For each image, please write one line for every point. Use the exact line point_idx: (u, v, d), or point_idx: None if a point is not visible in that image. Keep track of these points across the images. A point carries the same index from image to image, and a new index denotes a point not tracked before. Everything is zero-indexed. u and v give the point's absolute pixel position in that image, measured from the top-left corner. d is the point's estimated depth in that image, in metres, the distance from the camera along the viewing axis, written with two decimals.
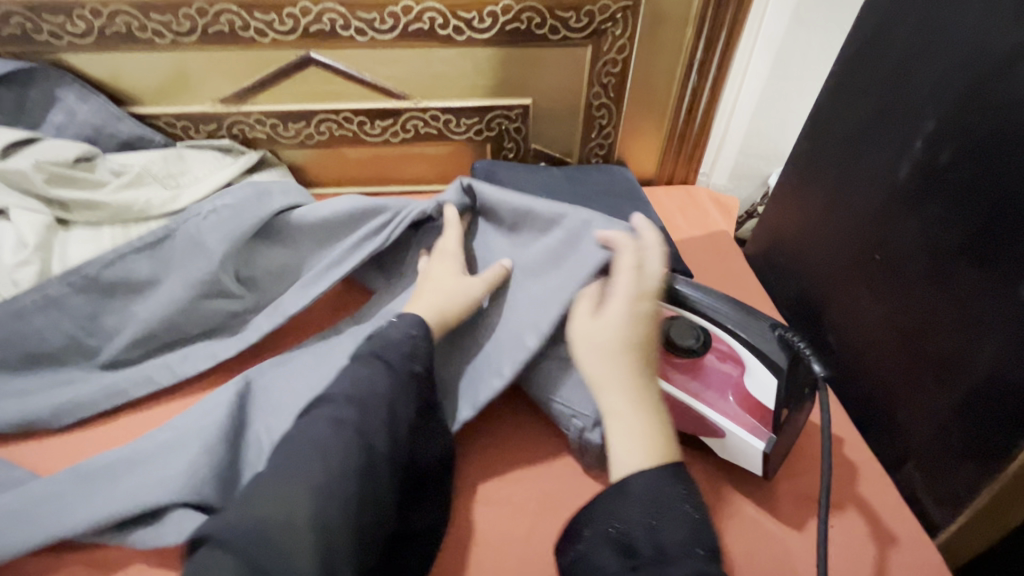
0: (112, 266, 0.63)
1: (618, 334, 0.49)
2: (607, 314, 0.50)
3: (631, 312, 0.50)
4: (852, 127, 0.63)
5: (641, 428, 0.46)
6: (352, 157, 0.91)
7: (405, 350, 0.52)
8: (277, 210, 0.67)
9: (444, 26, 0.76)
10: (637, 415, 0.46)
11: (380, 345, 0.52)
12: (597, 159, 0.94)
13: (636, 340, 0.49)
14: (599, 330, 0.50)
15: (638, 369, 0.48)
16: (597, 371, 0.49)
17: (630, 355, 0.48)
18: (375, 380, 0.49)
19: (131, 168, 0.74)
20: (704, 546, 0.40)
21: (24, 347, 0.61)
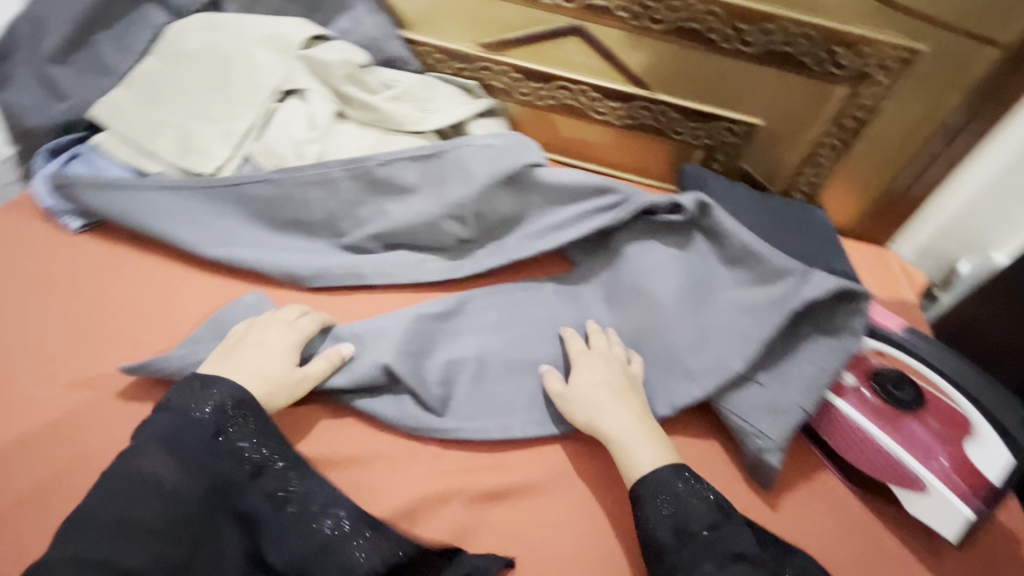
0: (385, 165, 0.70)
1: (593, 378, 0.60)
2: (579, 373, 0.60)
3: (603, 366, 0.61)
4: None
5: (635, 435, 0.56)
6: (569, 128, 0.96)
7: (211, 431, 0.49)
8: (528, 164, 0.71)
9: (715, 31, 0.78)
10: (631, 429, 0.56)
11: (166, 414, 0.49)
12: (798, 194, 0.93)
13: (616, 383, 0.59)
14: (584, 381, 0.60)
15: (622, 402, 0.58)
16: (593, 408, 0.58)
17: (608, 389, 0.59)
18: (161, 428, 0.48)
19: (398, 84, 0.83)
20: (705, 526, 0.50)
21: (291, 211, 0.71)
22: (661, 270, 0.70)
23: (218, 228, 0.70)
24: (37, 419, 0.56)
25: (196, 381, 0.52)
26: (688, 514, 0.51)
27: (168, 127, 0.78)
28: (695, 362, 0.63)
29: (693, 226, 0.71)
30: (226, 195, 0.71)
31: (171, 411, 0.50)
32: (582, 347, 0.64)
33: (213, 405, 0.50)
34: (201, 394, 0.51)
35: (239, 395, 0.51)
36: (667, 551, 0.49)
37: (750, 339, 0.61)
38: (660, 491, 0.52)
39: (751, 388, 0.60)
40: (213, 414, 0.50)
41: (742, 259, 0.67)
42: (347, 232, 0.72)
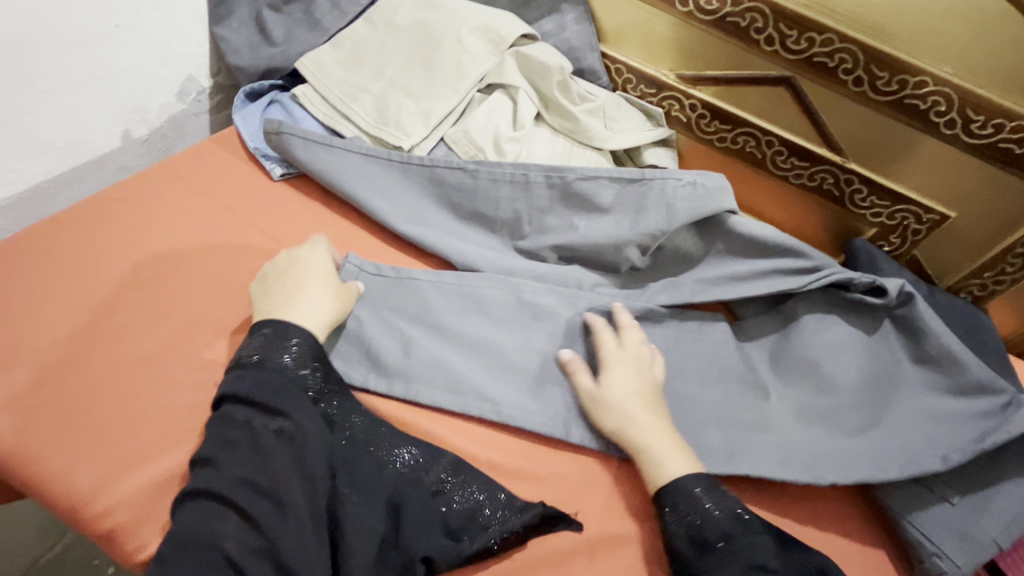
0: (585, 180, 0.69)
1: (626, 384, 0.58)
2: (615, 375, 0.59)
3: (630, 366, 0.60)
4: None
5: (665, 440, 0.55)
6: (739, 173, 0.93)
7: (278, 372, 0.52)
8: (726, 209, 0.69)
9: (941, 114, 0.74)
10: (652, 427, 0.56)
11: (262, 370, 0.52)
12: (967, 296, 0.88)
13: (642, 390, 0.58)
14: (613, 383, 0.58)
15: (658, 414, 0.57)
16: (623, 415, 0.56)
17: (640, 399, 0.57)
18: (237, 384, 0.51)
19: (595, 98, 0.82)
20: (718, 539, 0.50)
21: (477, 204, 0.71)
22: (843, 350, 0.66)
23: (406, 203, 0.71)
24: (213, 359, 0.56)
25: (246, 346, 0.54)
26: (708, 524, 0.51)
27: (366, 93, 0.80)
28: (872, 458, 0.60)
29: (888, 309, 0.66)
30: (419, 174, 0.72)
31: (253, 366, 0.52)
32: (609, 347, 0.61)
33: (296, 356, 0.53)
34: (289, 350, 0.53)
35: (304, 339, 0.54)
36: (687, 558, 0.50)
37: (943, 451, 0.58)
38: (679, 496, 0.52)
39: (941, 507, 0.57)
40: (294, 361, 0.53)
41: (940, 362, 0.62)
42: (529, 236, 0.71)
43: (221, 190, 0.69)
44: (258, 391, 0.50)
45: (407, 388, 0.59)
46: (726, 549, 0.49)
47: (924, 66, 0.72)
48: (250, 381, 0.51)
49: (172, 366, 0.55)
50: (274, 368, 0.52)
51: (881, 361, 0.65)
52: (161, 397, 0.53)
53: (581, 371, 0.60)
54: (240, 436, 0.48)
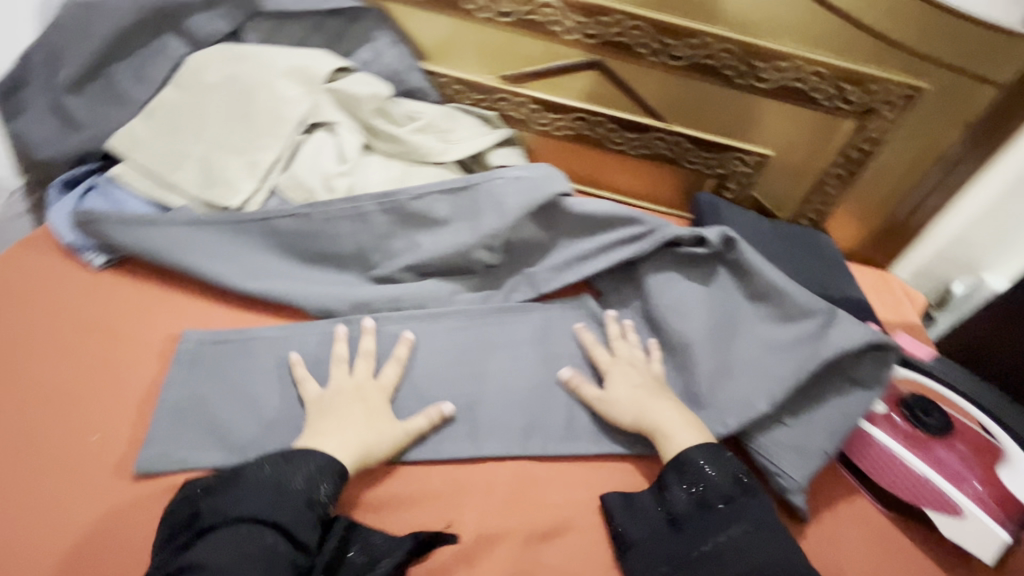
0: (418, 199, 0.71)
1: (628, 383, 0.64)
2: (615, 381, 0.65)
3: (627, 362, 0.67)
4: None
5: (686, 423, 0.61)
6: (585, 155, 0.97)
7: (306, 501, 0.50)
8: (557, 194, 0.73)
9: (731, 67, 0.81)
10: (678, 418, 0.61)
11: (283, 488, 0.49)
12: (805, 221, 0.97)
13: (644, 382, 0.64)
14: (614, 391, 0.64)
15: (652, 384, 0.64)
16: (625, 412, 0.62)
17: (646, 389, 0.64)
18: (261, 502, 0.48)
19: (421, 116, 0.83)
20: (719, 501, 0.54)
21: (320, 245, 0.71)
22: (686, 302, 0.71)
23: (246, 261, 0.70)
24: (60, 500, 0.51)
25: (263, 465, 0.51)
26: (711, 487, 0.55)
27: (187, 159, 0.77)
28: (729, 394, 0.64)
29: (717, 254, 0.71)
30: (253, 229, 0.71)
31: (280, 491, 0.49)
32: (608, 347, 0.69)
33: (323, 485, 0.51)
34: (308, 477, 0.50)
35: (334, 472, 0.52)
36: (687, 520, 0.54)
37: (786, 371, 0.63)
38: (691, 463, 0.56)
39: (779, 430, 0.62)
40: (311, 489, 0.50)
41: (768, 295, 0.68)
42: (380, 263, 0.72)
43: (62, 308, 0.64)
44: (284, 513, 0.48)
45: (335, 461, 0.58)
46: (725, 510, 0.54)
47: (704, 28, 0.78)
48: (284, 509, 0.48)
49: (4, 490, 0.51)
50: (295, 495, 0.49)
51: (720, 304, 0.70)
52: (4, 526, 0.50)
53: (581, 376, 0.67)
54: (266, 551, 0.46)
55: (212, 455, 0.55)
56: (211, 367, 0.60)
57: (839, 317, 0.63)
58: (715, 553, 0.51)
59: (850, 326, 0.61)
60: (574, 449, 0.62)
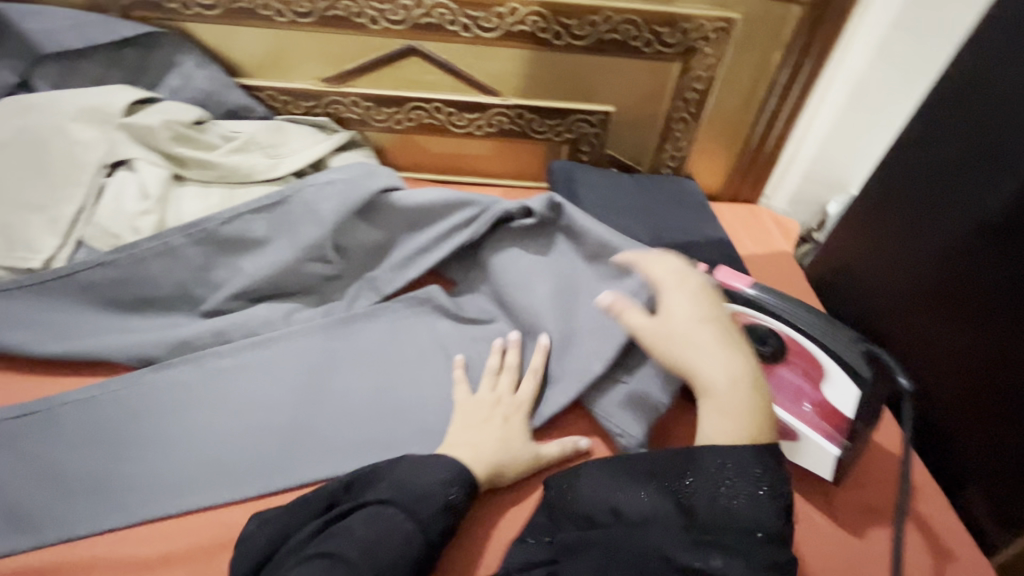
0: (228, 223, 0.67)
1: (689, 314, 0.56)
2: (676, 303, 0.57)
3: (704, 304, 0.57)
4: (914, 172, 0.67)
5: (741, 402, 0.52)
6: (436, 145, 0.95)
7: (441, 505, 0.51)
8: (379, 190, 0.70)
9: (544, 29, 0.79)
10: (732, 391, 0.53)
11: (412, 484, 0.52)
12: (666, 170, 0.97)
13: (705, 316, 0.56)
14: (675, 313, 0.57)
15: (718, 334, 0.55)
16: (677, 348, 0.55)
17: (715, 334, 0.55)
18: (392, 490, 0.52)
19: (239, 135, 0.79)
20: (760, 529, 0.47)
21: (136, 291, 0.67)
22: (528, 275, 0.69)
23: (53, 323, 0.65)
24: None
25: (421, 465, 0.54)
26: (753, 513, 0.48)
27: None
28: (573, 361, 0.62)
29: (551, 221, 0.70)
30: (59, 288, 0.66)
31: (423, 496, 0.51)
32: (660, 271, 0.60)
33: (458, 489, 0.53)
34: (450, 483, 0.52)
35: (461, 474, 0.53)
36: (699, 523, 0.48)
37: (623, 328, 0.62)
38: (746, 467, 0.49)
39: (618, 388, 0.62)
40: (446, 490, 0.52)
41: (601, 252, 0.67)
42: (208, 295, 0.68)
43: None
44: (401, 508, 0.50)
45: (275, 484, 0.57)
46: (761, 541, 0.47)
47: None
48: (403, 502, 0.51)
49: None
50: (433, 516, 0.50)
51: (562, 271, 0.69)
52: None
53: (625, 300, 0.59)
54: (404, 539, 0.48)
55: (12, 540, 0.51)
56: (16, 446, 0.56)
57: (650, 256, 0.62)
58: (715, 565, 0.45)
59: (671, 270, 0.60)
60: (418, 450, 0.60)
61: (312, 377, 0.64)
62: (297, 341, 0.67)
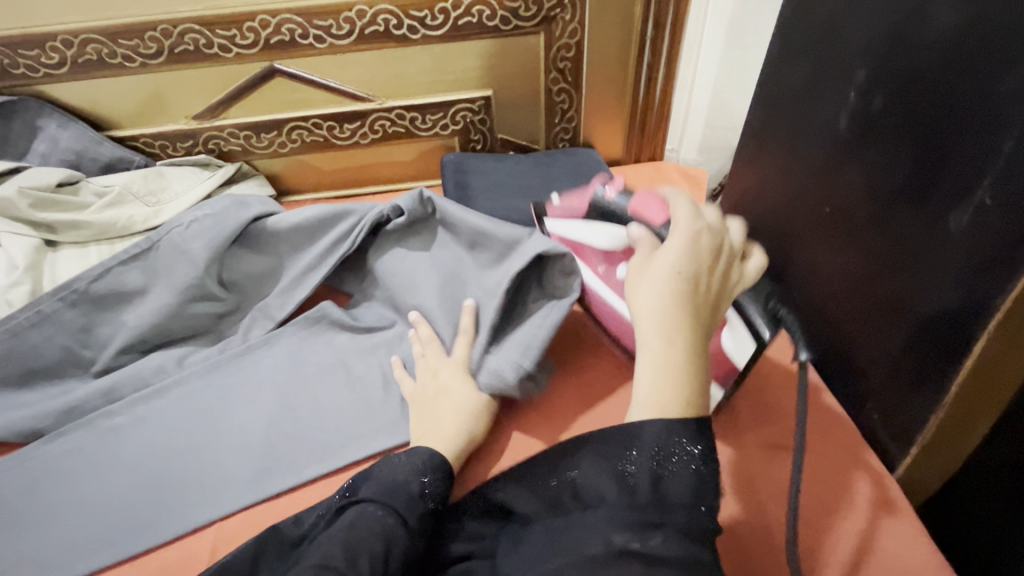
0: (98, 280, 0.65)
1: (676, 265, 0.44)
2: (672, 249, 0.45)
3: (703, 266, 0.45)
4: (776, 99, 0.66)
5: (677, 365, 0.41)
6: (327, 161, 0.93)
7: (417, 493, 0.51)
8: (251, 218, 0.69)
9: (398, 26, 0.78)
10: (670, 355, 0.42)
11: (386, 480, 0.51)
12: (564, 143, 0.96)
13: (695, 272, 0.44)
14: (663, 259, 0.45)
15: (699, 303, 0.44)
16: (647, 294, 0.44)
17: (689, 290, 0.44)
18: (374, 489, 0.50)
19: (112, 188, 0.78)
20: None
21: (18, 365, 0.65)
22: (410, 278, 0.68)
23: None
24: None
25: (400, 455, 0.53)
26: None
27: None
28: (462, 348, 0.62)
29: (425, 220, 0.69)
30: None
31: (400, 489, 0.50)
32: (697, 219, 0.48)
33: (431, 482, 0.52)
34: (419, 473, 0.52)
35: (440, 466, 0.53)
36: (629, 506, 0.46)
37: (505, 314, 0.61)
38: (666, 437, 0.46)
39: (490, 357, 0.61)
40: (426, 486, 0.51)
41: (476, 239, 0.65)
42: (96, 355, 0.67)
43: None
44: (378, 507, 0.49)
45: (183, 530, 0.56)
46: None
47: None
48: (383, 497, 0.50)
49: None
50: (408, 509, 0.49)
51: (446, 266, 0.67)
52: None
53: (653, 247, 0.49)
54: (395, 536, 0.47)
55: None
56: None
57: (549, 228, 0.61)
58: None
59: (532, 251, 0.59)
60: (318, 468, 0.59)
61: (206, 415, 0.63)
62: (193, 384, 0.66)
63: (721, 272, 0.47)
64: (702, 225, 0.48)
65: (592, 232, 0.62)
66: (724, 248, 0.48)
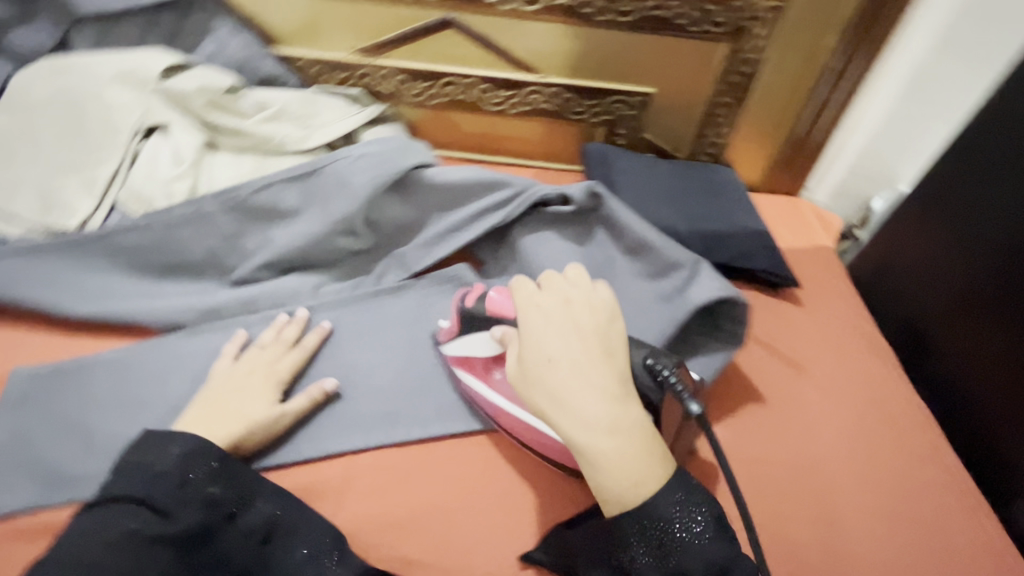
0: (260, 191, 0.66)
1: (547, 351, 0.50)
2: (540, 342, 0.51)
3: (569, 339, 0.51)
4: (990, 181, 0.66)
5: (609, 447, 0.46)
6: (468, 122, 0.93)
7: (178, 480, 0.49)
8: (414, 165, 0.69)
9: (585, 5, 0.76)
10: (596, 436, 0.46)
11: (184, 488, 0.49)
12: (705, 157, 0.93)
13: (571, 355, 0.50)
14: (540, 355, 0.50)
15: (579, 372, 0.49)
16: (549, 400, 0.48)
17: (574, 372, 0.49)
18: (135, 484, 0.48)
19: (272, 104, 0.78)
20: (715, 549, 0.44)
21: (166, 256, 0.67)
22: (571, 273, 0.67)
23: (87, 284, 0.65)
24: None
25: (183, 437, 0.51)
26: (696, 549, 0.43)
27: (24, 185, 0.72)
28: (288, 362, 0.61)
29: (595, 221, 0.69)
30: (97, 249, 0.66)
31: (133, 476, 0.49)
32: (541, 296, 0.55)
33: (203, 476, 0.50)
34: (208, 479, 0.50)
35: (197, 448, 0.51)
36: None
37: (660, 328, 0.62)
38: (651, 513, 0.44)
39: None
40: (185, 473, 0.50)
41: (638, 251, 0.66)
42: (238, 263, 0.68)
43: None
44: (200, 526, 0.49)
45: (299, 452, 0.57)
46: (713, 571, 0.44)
47: None
48: (161, 498, 0.48)
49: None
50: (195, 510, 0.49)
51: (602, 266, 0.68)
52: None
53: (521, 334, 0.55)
54: (120, 539, 0.45)
55: (33, 495, 0.50)
56: (39, 405, 0.55)
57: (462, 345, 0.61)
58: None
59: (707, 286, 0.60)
60: (437, 429, 0.60)
61: (341, 347, 0.64)
62: (331, 314, 0.67)
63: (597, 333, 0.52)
64: (556, 297, 0.54)
65: (473, 340, 0.59)
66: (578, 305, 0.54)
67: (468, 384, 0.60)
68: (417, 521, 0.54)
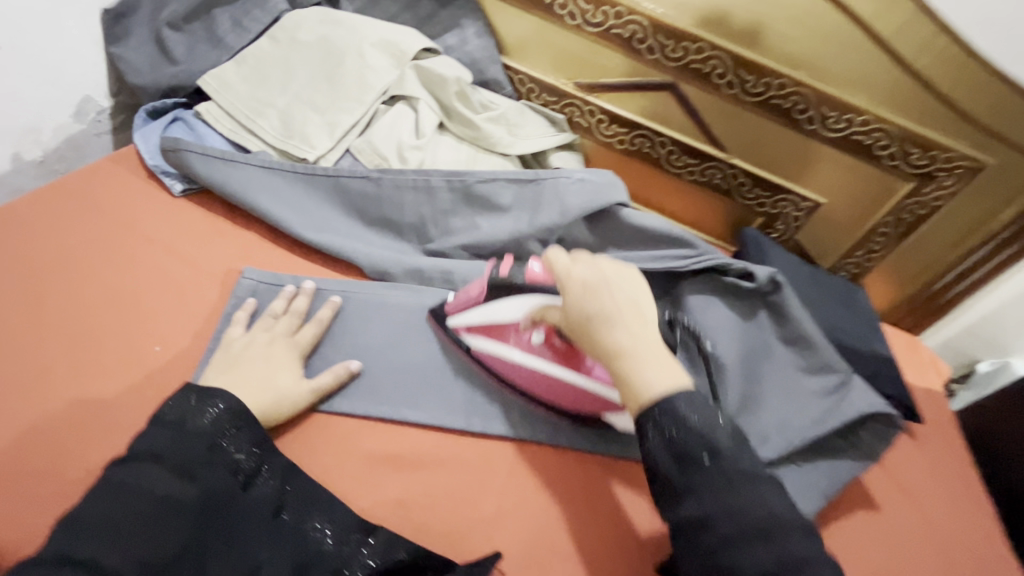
0: (484, 182, 0.73)
1: (585, 303, 0.52)
2: (576, 299, 0.53)
3: (608, 295, 0.52)
4: None
5: (641, 371, 0.49)
6: (640, 172, 1.00)
7: (206, 444, 0.51)
8: (617, 203, 0.74)
9: (802, 112, 0.84)
10: (627, 364, 0.50)
11: (218, 464, 0.52)
12: (845, 273, 0.99)
13: (603, 306, 0.52)
14: (577, 308, 0.53)
15: (611, 321, 0.51)
16: (591, 342, 0.52)
17: (611, 321, 0.51)
18: (162, 441, 0.50)
19: (496, 107, 0.83)
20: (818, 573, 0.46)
21: (383, 210, 0.74)
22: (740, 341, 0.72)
23: (314, 214, 0.73)
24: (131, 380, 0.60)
25: (191, 400, 0.53)
26: (697, 436, 0.47)
27: (271, 108, 0.81)
28: (307, 333, 0.65)
29: (764, 301, 0.72)
30: (327, 186, 0.74)
31: (164, 425, 0.51)
32: (570, 261, 0.55)
33: (232, 443, 0.53)
34: (239, 449, 0.53)
35: (236, 411, 0.54)
36: (673, 479, 0.47)
37: (815, 423, 0.67)
38: (673, 413, 0.47)
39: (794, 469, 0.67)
40: (212, 425, 0.53)
41: (800, 344, 0.71)
42: (441, 237, 0.75)
43: (149, 224, 0.72)
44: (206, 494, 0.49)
45: (467, 421, 0.63)
46: (715, 464, 0.46)
47: (782, 69, 0.81)
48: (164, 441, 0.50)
49: (87, 383, 0.59)
50: (210, 471, 0.51)
51: (763, 345, 0.72)
52: (80, 412, 0.57)
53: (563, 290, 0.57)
54: (148, 504, 0.46)
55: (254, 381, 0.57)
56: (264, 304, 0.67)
57: (479, 312, 0.64)
58: (720, 531, 0.44)
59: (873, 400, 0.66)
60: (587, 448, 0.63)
61: None
62: None
63: (628, 283, 0.54)
64: (595, 259, 0.56)
65: (499, 312, 0.62)
66: (611, 267, 0.55)
67: (487, 351, 0.64)
68: (554, 519, 0.58)
